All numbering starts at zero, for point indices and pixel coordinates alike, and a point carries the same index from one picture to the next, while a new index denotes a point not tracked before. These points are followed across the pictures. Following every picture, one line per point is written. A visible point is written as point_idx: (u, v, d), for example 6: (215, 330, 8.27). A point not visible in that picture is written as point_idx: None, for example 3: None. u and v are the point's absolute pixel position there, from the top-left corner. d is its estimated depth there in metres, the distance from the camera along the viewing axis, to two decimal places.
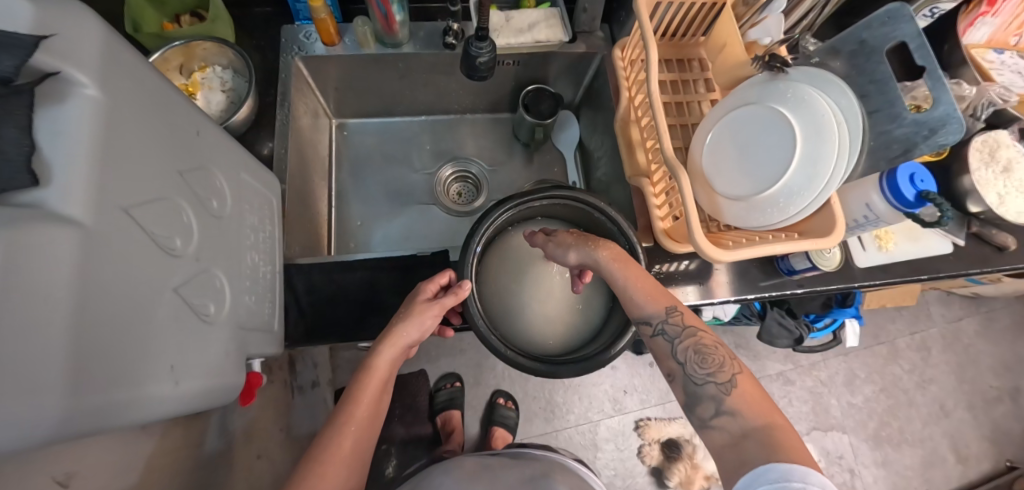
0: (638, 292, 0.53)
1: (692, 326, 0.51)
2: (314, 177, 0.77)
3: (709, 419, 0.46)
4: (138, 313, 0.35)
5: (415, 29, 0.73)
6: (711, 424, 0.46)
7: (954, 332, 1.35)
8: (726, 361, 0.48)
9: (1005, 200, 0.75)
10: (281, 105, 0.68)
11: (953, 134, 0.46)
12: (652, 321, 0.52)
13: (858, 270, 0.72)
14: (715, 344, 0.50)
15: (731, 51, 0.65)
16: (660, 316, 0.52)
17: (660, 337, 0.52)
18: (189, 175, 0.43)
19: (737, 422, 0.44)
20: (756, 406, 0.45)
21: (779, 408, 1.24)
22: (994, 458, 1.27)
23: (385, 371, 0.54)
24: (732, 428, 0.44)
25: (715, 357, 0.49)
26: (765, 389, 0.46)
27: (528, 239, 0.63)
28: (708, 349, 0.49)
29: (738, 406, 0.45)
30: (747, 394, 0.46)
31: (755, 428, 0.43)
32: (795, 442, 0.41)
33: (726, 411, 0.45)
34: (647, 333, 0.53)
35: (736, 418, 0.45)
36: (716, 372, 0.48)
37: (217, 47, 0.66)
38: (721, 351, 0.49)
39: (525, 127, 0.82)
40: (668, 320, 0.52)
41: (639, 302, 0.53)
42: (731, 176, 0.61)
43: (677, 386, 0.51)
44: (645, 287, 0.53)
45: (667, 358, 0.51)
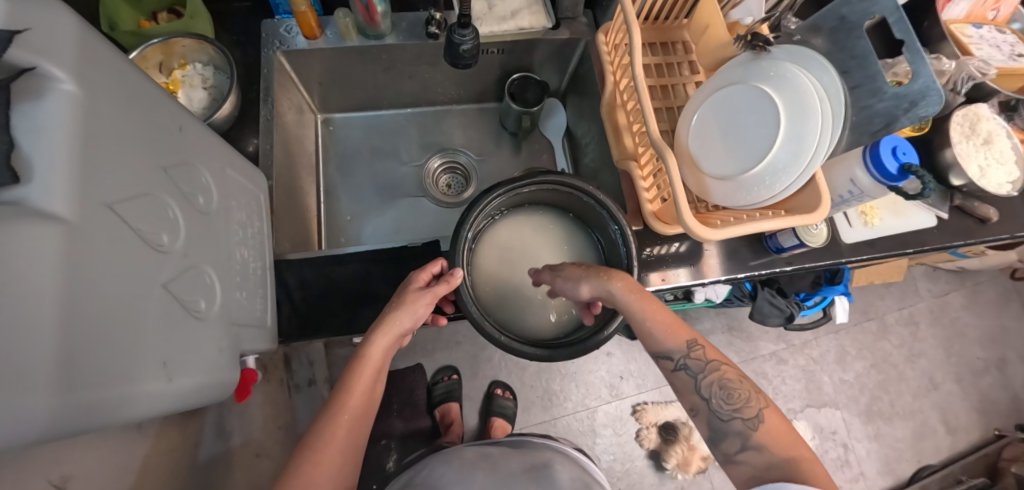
0: (658, 328, 0.54)
1: (715, 360, 0.53)
2: (301, 173, 0.76)
3: (734, 454, 0.50)
4: (127, 309, 0.35)
5: (397, 20, 0.72)
6: (736, 459, 0.50)
7: (941, 307, 1.37)
8: (753, 397, 0.50)
9: (986, 172, 0.77)
10: (264, 101, 0.67)
11: (933, 105, 0.47)
12: (673, 357, 0.54)
13: (845, 246, 0.73)
14: (740, 379, 0.52)
15: (714, 32, 0.66)
16: (682, 351, 0.54)
17: (683, 372, 0.53)
18: (173, 171, 0.43)
19: (762, 456, 0.48)
20: (783, 440, 0.48)
21: (773, 387, 1.26)
22: (982, 428, 1.31)
23: (378, 360, 0.54)
24: (756, 463, 0.48)
25: (740, 393, 0.51)
26: (790, 422, 0.49)
27: (533, 276, 0.61)
28: (733, 384, 0.51)
29: (763, 442, 0.49)
30: (772, 429, 0.49)
31: (780, 462, 0.47)
32: (818, 473, 0.46)
33: (752, 447, 0.49)
34: (668, 367, 0.55)
35: (762, 453, 0.48)
36: (742, 408, 0.50)
37: (197, 43, 0.65)
38: (745, 385, 0.51)
39: (512, 116, 0.81)
40: (690, 355, 0.54)
41: (659, 339, 0.54)
42: (718, 158, 0.61)
43: (700, 419, 0.53)
44: (665, 322, 0.54)
45: (689, 392, 0.53)
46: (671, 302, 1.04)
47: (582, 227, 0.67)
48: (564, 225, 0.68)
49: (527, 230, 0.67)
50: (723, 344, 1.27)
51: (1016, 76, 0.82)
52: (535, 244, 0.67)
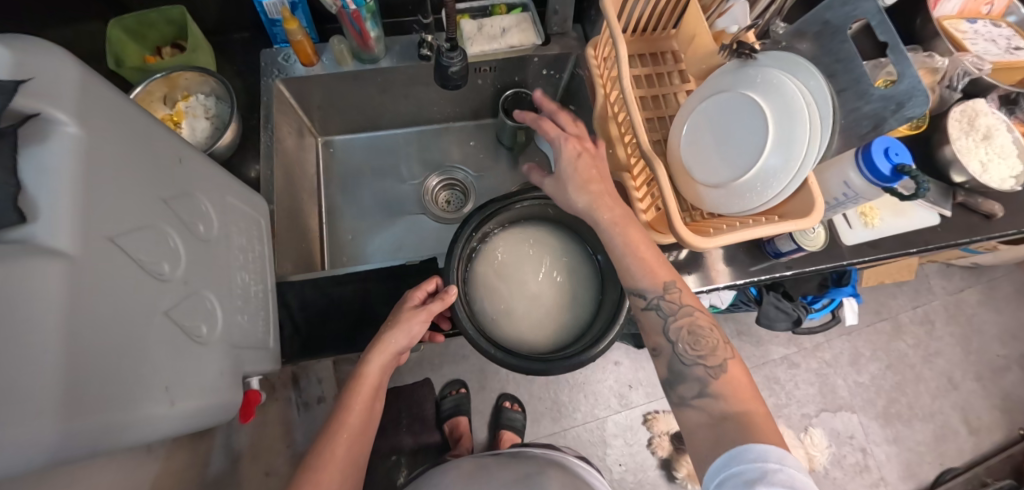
0: (639, 267, 0.54)
1: (689, 306, 0.53)
2: (302, 195, 0.78)
3: (689, 398, 0.50)
4: (130, 337, 0.36)
5: (391, 43, 0.74)
6: (690, 403, 0.50)
7: (957, 304, 1.34)
8: (719, 346, 0.51)
9: (988, 167, 0.76)
10: (264, 128, 0.69)
11: (919, 106, 0.47)
12: (649, 295, 0.53)
13: (845, 248, 0.72)
14: (710, 327, 0.52)
15: (701, 42, 0.66)
16: (656, 292, 0.53)
17: (653, 312, 0.53)
18: (174, 202, 0.45)
19: (718, 405, 0.48)
20: (741, 395, 0.48)
21: (786, 392, 1.24)
22: (1007, 427, 1.27)
23: (376, 379, 0.54)
24: (712, 409, 0.48)
25: (708, 341, 0.51)
26: (752, 380, 0.50)
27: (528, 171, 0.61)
28: (702, 332, 0.52)
29: (722, 390, 0.49)
30: (734, 380, 0.49)
31: (733, 413, 0.47)
32: (768, 427, 0.45)
33: (708, 393, 0.49)
34: (639, 306, 0.55)
35: (719, 401, 0.48)
36: (707, 356, 0.51)
37: (199, 76, 0.68)
38: (714, 335, 0.52)
39: (507, 131, 0.82)
40: (665, 298, 0.53)
41: (637, 278, 0.54)
42: (710, 164, 0.62)
43: (662, 361, 0.53)
44: (646, 261, 0.54)
45: (656, 333, 0.54)
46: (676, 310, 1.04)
47: (576, 237, 0.68)
48: (560, 237, 0.68)
49: (522, 242, 0.68)
50: None
51: (1015, 69, 0.81)
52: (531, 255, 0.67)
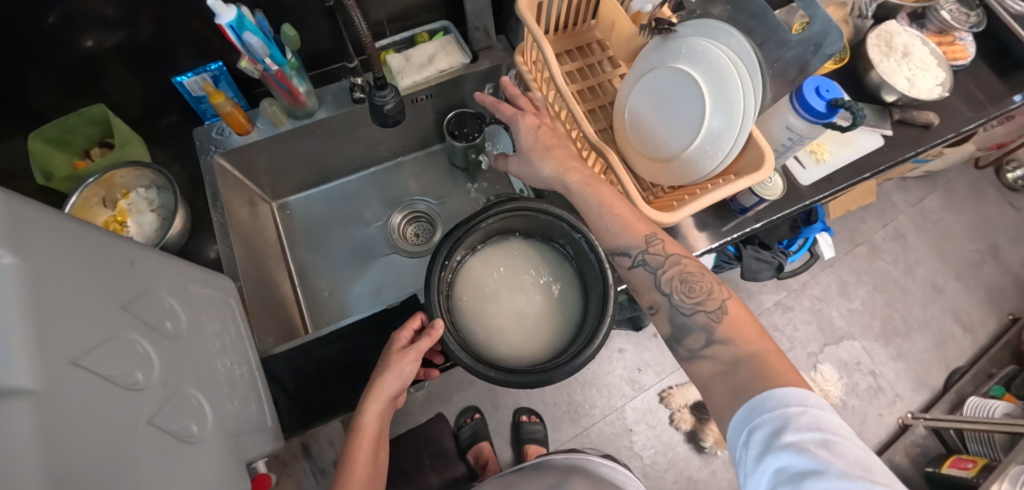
0: (615, 223, 0.56)
1: (674, 254, 0.54)
2: (268, 263, 0.77)
3: (700, 349, 0.49)
4: (116, 458, 0.34)
5: (323, 94, 0.74)
6: (702, 354, 0.48)
7: (922, 214, 1.40)
8: (715, 289, 0.51)
9: (914, 81, 0.80)
10: (214, 206, 0.68)
11: (835, 43, 0.50)
12: (631, 253, 0.55)
13: (804, 188, 0.75)
14: (701, 273, 0.52)
15: (621, 27, 0.68)
16: (639, 247, 0.54)
17: (640, 268, 0.54)
18: (133, 306, 0.43)
19: (729, 350, 0.47)
20: (743, 332, 0.47)
21: (787, 336, 1.26)
22: (996, 317, 1.32)
23: (375, 427, 0.53)
24: (725, 357, 0.46)
25: (702, 286, 0.51)
26: (752, 315, 0.49)
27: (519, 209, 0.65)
28: (693, 277, 0.52)
29: (728, 334, 0.47)
30: (735, 320, 0.48)
31: (745, 355, 0.45)
32: (780, 362, 0.44)
33: (716, 339, 0.47)
34: (625, 265, 0.55)
35: (728, 346, 0.47)
36: (706, 301, 0.50)
37: (135, 170, 0.66)
38: (706, 279, 0.52)
39: (458, 153, 0.83)
40: (648, 250, 0.54)
41: (615, 235, 0.56)
42: (658, 139, 0.63)
43: (663, 318, 0.53)
44: (621, 217, 0.56)
45: (650, 290, 0.54)
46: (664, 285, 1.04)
47: (547, 242, 0.68)
48: (531, 245, 0.69)
49: (497, 259, 0.67)
50: None
51: None
52: (508, 270, 0.67)
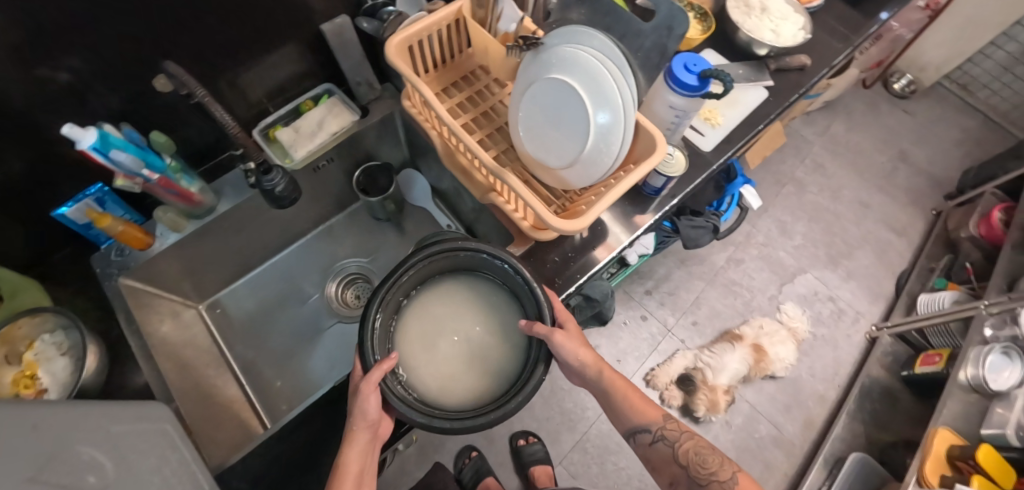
0: (630, 417, 0.67)
1: (687, 432, 0.65)
2: (204, 374, 0.73)
3: None
4: None
5: (219, 187, 0.72)
6: None
7: (832, 140, 1.50)
8: (723, 461, 0.62)
9: (779, 31, 0.85)
10: (132, 332, 0.64)
11: (682, 22, 0.54)
12: (651, 430, 0.66)
13: (709, 154, 0.78)
14: (711, 449, 0.64)
15: (494, 50, 0.69)
16: (657, 424, 0.66)
17: (660, 443, 0.65)
18: (50, 468, 0.38)
19: None
20: None
21: (746, 287, 1.31)
22: (922, 216, 1.42)
23: (354, 465, 0.57)
24: None
25: (713, 459, 0.63)
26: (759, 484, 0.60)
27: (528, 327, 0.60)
28: (705, 453, 0.63)
29: None
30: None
31: None
32: None
33: None
34: (648, 439, 0.66)
35: None
36: (718, 473, 0.61)
37: (33, 317, 0.61)
38: (715, 455, 0.63)
39: (376, 207, 0.82)
40: (665, 427, 0.66)
41: (633, 418, 0.67)
42: (553, 149, 0.64)
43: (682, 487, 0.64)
44: (635, 403, 0.67)
45: (670, 463, 0.65)
46: (616, 275, 1.06)
47: (474, 273, 0.68)
48: (461, 279, 0.68)
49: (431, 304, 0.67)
50: (686, 277, 1.31)
51: None
52: (444, 312, 0.67)
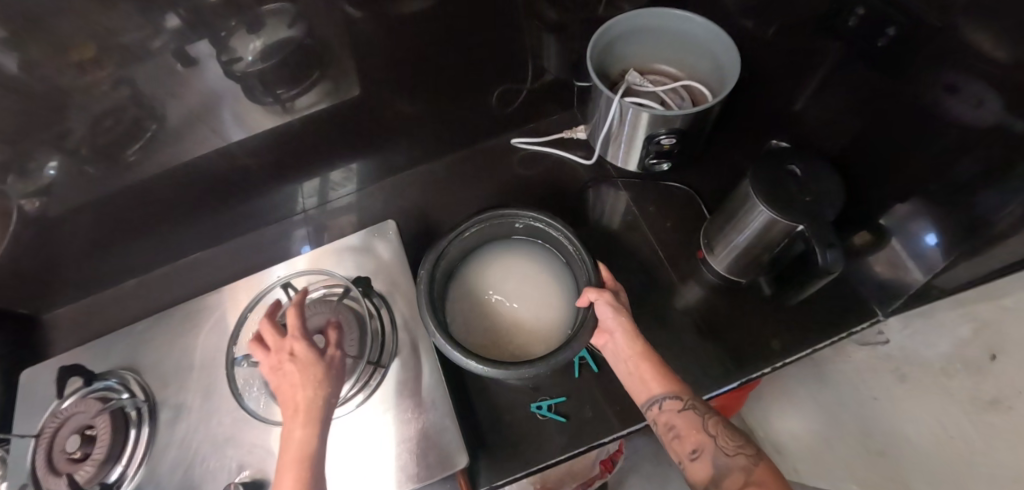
0: (647, 371, 0.48)
1: (698, 410, 0.43)
2: None
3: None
4: None
5: None
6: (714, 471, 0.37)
7: None
8: (701, 421, 0.42)
9: None
10: None
11: None
12: (681, 396, 0.45)
13: None
14: (710, 426, 0.41)
15: None
16: (674, 397, 0.45)
17: (687, 413, 0.43)
18: None
19: (680, 402, 0.44)
20: (676, 419, 0.43)
21: None
22: None
23: (298, 449, 0.39)
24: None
25: (692, 437, 0.41)
26: (702, 415, 0.42)
27: (593, 291, 0.50)
28: (678, 425, 0.43)
29: (676, 416, 0.43)
30: (682, 417, 0.43)
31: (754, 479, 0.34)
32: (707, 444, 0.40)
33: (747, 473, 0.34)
34: (657, 422, 0.45)
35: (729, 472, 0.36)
36: (728, 445, 0.38)
37: None
38: (696, 428, 0.41)
39: None
40: (684, 404, 0.44)
41: (641, 391, 0.48)
42: None
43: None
44: (648, 366, 0.48)
45: (688, 435, 0.41)
46: None
47: (537, 246, 0.61)
48: (523, 251, 0.62)
49: (500, 282, 0.60)
50: None
51: None
52: (496, 263, 0.61)
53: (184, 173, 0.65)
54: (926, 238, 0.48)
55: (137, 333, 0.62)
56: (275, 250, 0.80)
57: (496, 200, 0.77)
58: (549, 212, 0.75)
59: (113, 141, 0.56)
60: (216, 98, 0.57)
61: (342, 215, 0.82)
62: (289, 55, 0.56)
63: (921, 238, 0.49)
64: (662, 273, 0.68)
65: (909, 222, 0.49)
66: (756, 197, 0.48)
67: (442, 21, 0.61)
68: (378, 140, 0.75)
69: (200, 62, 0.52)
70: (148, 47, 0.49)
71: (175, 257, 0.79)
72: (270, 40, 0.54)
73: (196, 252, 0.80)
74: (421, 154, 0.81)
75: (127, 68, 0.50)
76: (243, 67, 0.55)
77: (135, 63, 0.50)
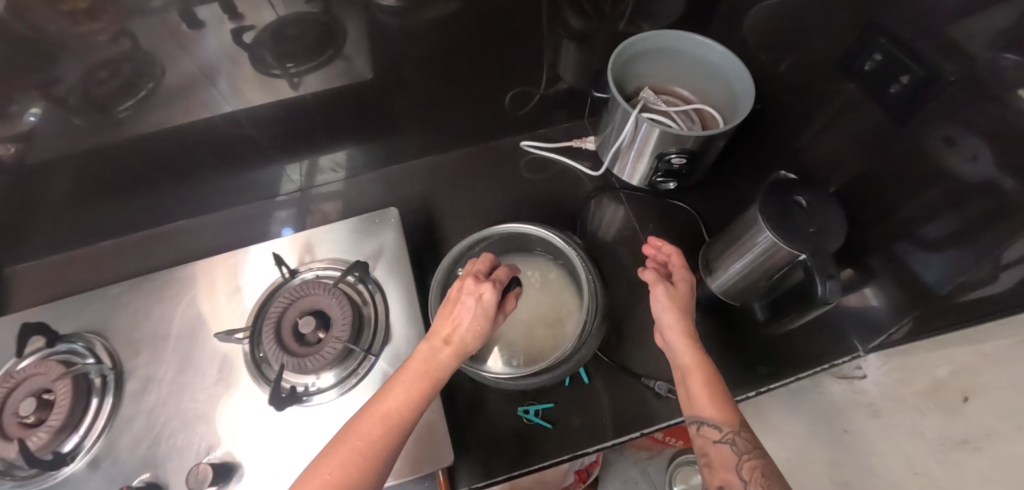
0: (695, 384, 0.45)
1: (748, 447, 0.40)
2: None
3: None
4: None
5: None
6: None
7: None
8: (744, 456, 0.39)
9: None
10: None
11: None
12: (723, 426, 0.41)
13: None
14: (751, 465, 0.39)
15: None
16: (721, 426, 0.41)
17: (724, 447, 0.40)
18: None
19: (718, 431, 0.41)
20: (711, 446, 0.41)
21: None
22: None
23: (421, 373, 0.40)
24: None
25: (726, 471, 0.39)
26: (744, 447, 0.40)
27: (649, 275, 0.52)
28: (712, 455, 0.41)
29: (713, 444, 0.41)
30: (718, 447, 0.41)
31: None
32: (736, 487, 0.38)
33: None
34: (697, 443, 0.42)
35: None
36: None
37: None
38: (735, 462, 0.39)
39: None
40: (733, 436, 0.41)
41: (688, 402, 0.45)
42: None
43: None
44: (699, 377, 0.45)
45: (722, 470, 0.40)
46: None
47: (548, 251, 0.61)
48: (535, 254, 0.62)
49: None
50: None
51: None
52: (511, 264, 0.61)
53: (175, 137, 0.62)
54: (912, 277, 0.50)
55: (106, 296, 0.58)
56: (258, 228, 0.77)
57: (497, 201, 0.77)
58: (550, 218, 0.75)
59: (108, 95, 0.54)
60: (221, 64, 0.55)
61: (337, 199, 0.80)
62: (305, 29, 0.55)
63: (907, 275, 0.51)
64: None
65: (908, 256, 0.51)
66: (764, 222, 0.49)
67: (467, 18, 0.60)
68: (382, 126, 0.74)
69: (206, 26, 0.51)
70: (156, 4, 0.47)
71: (158, 224, 0.75)
72: (288, 15, 0.53)
73: (180, 221, 0.77)
74: (426, 147, 0.80)
75: (132, 22, 0.48)
76: (254, 35, 0.54)
77: (139, 17, 0.48)
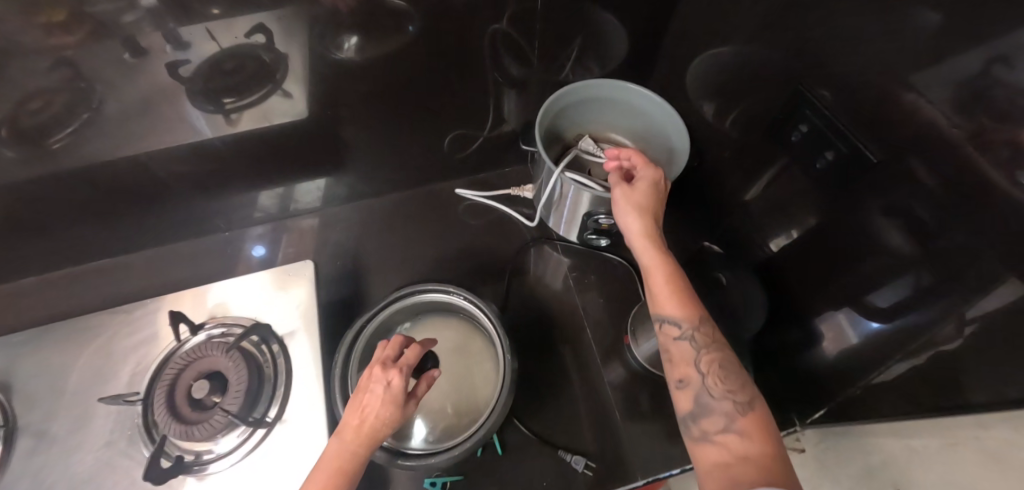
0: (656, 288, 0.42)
1: (711, 335, 0.39)
2: None
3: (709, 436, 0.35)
4: None
5: None
6: (711, 439, 0.35)
7: None
8: (705, 331, 0.39)
9: None
10: None
11: None
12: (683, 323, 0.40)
13: None
14: (716, 355, 0.38)
15: None
16: (683, 321, 0.40)
17: (683, 343, 0.39)
18: None
19: (682, 328, 0.40)
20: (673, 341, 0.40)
21: None
22: None
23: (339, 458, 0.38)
24: (733, 448, 0.34)
25: (690, 375, 0.39)
26: (710, 352, 0.39)
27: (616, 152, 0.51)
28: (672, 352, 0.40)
29: (677, 344, 0.40)
30: (679, 350, 0.40)
31: (753, 456, 0.33)
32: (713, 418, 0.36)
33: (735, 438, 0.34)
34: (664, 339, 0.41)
35: (740, 441, 0.34)
36: (731, 390, 0.37)
37: None
38: (697, 351, 0.39)
39: None
40: (694, 331, 0.40)
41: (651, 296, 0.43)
42: None
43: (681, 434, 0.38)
44: (659, 276, 0.43)
45: (682, 362, 0.39)
46: None
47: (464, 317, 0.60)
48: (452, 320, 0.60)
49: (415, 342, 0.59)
50: None
51: None
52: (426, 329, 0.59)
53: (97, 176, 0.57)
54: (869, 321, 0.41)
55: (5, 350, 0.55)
56: (186, 269, 0.73)
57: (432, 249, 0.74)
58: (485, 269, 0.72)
59: (42, 123, 0.48)
60: (162, 86, 0.50)
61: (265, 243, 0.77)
62: (242, 64, 0.51)
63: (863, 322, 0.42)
64: (587, 352, 0.65)
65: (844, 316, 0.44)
66: None
67: (420, 55, 0.58)
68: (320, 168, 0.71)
69: (151, 53, 0.47)
70: (92, 28, 0.43)
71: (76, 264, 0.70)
72: (233, 45, 0.49)
73: (98, 262, 0.72)
74: (364, 189, 0.77)
75: (80, 47, 0.44)
76: (191, 69, 0.50)
77: (90, 44, 0.44)
